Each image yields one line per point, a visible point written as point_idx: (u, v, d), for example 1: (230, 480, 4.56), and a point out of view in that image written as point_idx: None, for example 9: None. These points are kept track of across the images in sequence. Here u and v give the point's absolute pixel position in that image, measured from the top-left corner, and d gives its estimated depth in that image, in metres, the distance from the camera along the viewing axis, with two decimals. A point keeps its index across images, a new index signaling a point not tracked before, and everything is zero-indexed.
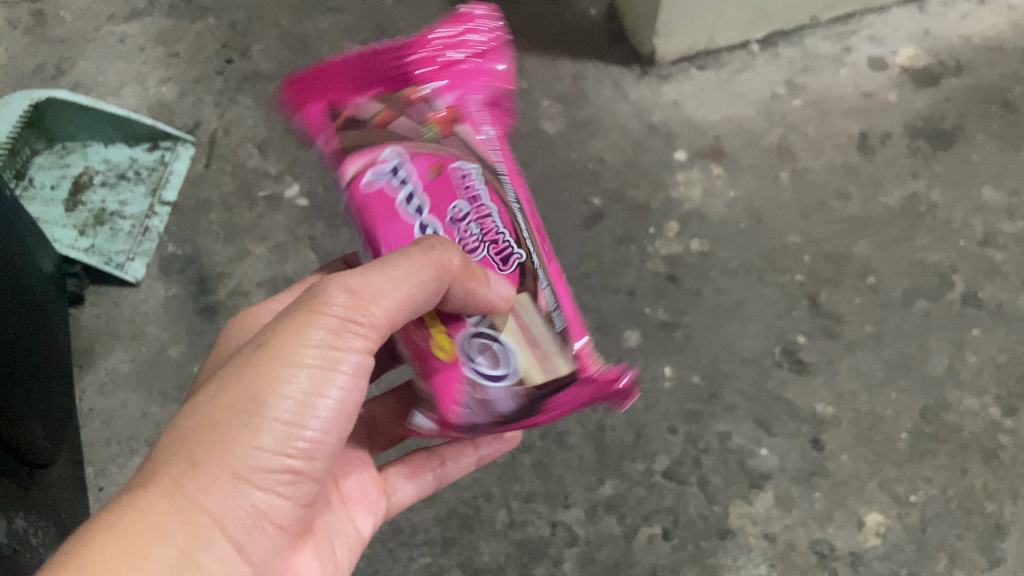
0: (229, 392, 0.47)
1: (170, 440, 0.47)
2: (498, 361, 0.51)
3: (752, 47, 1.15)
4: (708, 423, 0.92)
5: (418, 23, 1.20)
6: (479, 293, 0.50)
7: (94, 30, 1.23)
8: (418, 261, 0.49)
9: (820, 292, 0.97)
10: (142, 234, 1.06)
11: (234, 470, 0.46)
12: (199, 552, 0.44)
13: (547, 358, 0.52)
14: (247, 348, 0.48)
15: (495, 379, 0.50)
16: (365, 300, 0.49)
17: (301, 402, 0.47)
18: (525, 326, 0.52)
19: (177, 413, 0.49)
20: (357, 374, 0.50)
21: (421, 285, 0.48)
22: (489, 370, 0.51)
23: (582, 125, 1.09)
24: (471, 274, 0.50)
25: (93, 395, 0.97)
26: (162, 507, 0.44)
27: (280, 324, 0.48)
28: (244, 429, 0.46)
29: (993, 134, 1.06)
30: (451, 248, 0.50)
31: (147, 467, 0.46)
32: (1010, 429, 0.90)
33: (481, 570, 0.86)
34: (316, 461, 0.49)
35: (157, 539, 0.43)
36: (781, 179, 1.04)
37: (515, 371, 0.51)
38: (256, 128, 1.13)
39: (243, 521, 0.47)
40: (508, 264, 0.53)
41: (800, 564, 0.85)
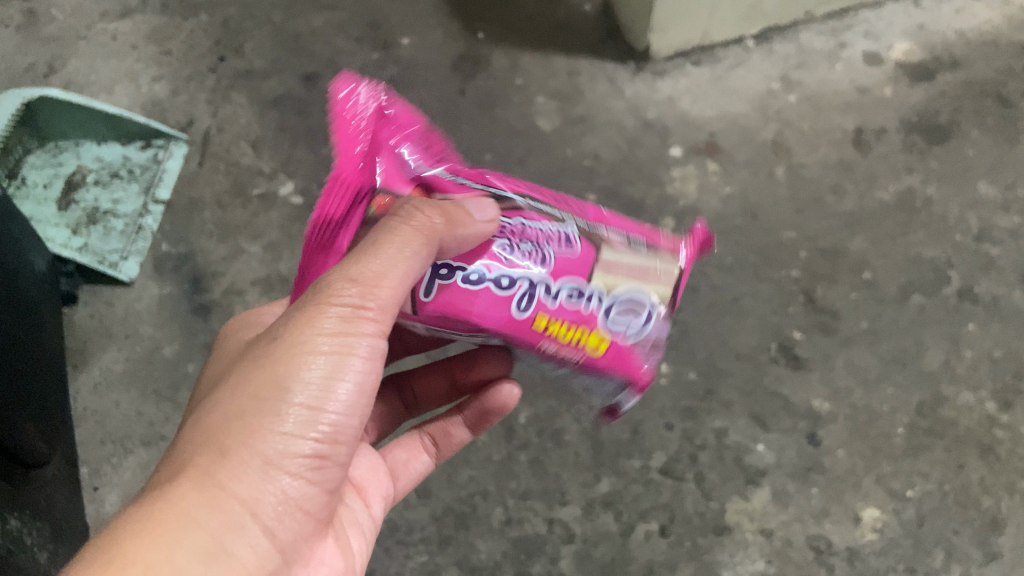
0: (252, 382, 0.48)
1: (196, 433, 0.48)
2: (641, 306, 0.57)
3: (747, 42, 1.14)
4: (704, 419, 0.91)
5: (412, 20, 1.20)
6: (465, 239, 0.52)
7: (86, 28, 1.22)
8: (405, 234, 0.49)
9: (816, 288, 0.97)
10: (136, 233, 1.05)
11: (262, 456, 0.47)
12: (231, 538, 0.46)
13: (657, 278, 0.59)
14: (264, 341, 0.50)
15: (646, 322, 0.58)
16: (372, 285, 0.48)
17: (322, 387, 0.49)
18: (618, 268, 0.57)
19: (200, 406, 0.50)
20: (372, 358, 0.50)
21: (414, 255, 0.49)
22: (641, 319, 0.57)
23: (577, 122, 1.09)
24: (452, 222, 0.51)
25: (87, 394, 0.97)
26: (192, 496, 0.45)
27: (293, 313, 0.49)
28: (269, 417, 0.47)
29: (988, 129, 1.06)
30: (423, 206, 0.51)
31: (174, 461, 0.48)
32: (1006, 423, 0.90)
33: (478, 567, 0.86)
34: (341, 443, 0.50)
35: (189, 530, 0.44)
36: (776, 175, 1.04)
37: (653, 305, 0.58)
38: (250, 126, 1.13)
39: (276, 507, 0.48)
40: (571, 241, 0.56)
41: (797, 560, 0.85)
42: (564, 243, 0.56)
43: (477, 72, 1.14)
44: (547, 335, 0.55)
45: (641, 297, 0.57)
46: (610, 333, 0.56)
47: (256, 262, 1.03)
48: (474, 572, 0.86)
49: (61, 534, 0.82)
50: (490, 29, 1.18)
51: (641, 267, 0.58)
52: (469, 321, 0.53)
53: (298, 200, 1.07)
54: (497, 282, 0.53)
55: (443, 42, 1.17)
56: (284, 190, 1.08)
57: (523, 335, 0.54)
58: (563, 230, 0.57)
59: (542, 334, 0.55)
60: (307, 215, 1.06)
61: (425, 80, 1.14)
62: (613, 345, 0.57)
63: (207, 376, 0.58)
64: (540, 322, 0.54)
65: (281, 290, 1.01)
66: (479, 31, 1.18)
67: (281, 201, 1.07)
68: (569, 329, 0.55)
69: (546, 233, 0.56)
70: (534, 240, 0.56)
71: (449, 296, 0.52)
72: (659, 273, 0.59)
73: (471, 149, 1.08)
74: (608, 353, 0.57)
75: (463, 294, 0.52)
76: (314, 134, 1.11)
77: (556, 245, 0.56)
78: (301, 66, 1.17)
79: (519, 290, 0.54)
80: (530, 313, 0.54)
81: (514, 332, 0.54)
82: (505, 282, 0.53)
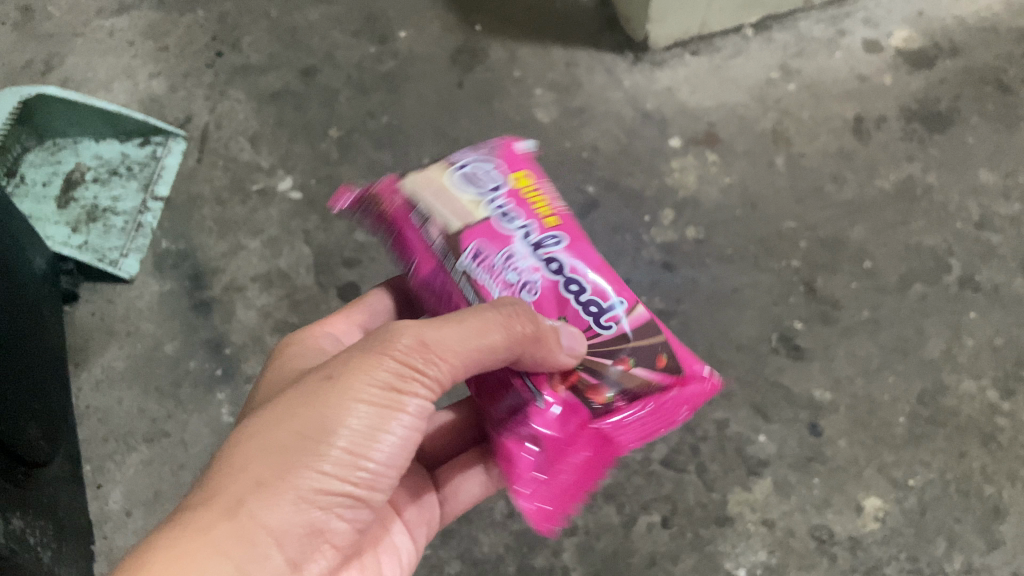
0: (296, 418, 0.48)
1: (232, 460, 0.48)
2: (473, 169, 0.67)
3: (746, 31, 1.14)
4: (705, 410, 0.91)
5: (409, 13, 1.19)
6: (551, 358, 0.55)
7: (83, 25, 1.21)
8: (488, 318, 0.53)
9: (817, 278, 0.97)
10: (136, 230, 1.05)
11: (299, 492, 0.47)
12: (256, 569, 0.45)
13: (421, 179, 0.67)
14: (313, 379, 0.50)
15: (461, 158, 0.68)
16: (433, 349, 0.51)
17: (365, 435, 0.49)
18: (456, 198, 0.65)
19: (236, 432, 0.49)
20: (419, 417, 0.51)
21: (486, 344, 0.52)
22: (470, 167, 0.67)
23: (575, 114, 1.09)
24: (545, 339, 0.54)
25: (89, 392, 0.97)
26: (224, 523, 0.45)
27: (349, 359, 0.50)
28: (310, 455, 0.47)
29: (988, 116, 1.06)
30: (518, 309, 0.55)
31: (208, 484, 0.47)
32: (1008, 411, 0.90)
33: (481, 561, 0.87)
34: (373, 491, 0.51)
35: (217, 558, 0.44)
36: (776, 165, 1.04)
37: (455, 168, 0.67)
38: (247, 122, 1.12)
39: (302, 539, 0.47)
40: (489, 254, 0.62)
41: (799, 550, 0.86)
42: (485, 256, 0.62)
43: (475, 65, 1.14)
44: (546, 214, 0.65)
45: (462, 176, 0.67)
46: (511, 181, 0.66)
47: (256, 258, 1.03)
48: (477, 566, 0.87)
49: (64, 532, 0.82)
50: (486, 22, 1.17)
51: (454, 196, 0.65)
52: (601, 264, 0.64)
53: (296, 196, 1.07)
54: (571, 277, 0.62)
55: (440, 35, 1.17)
56: (283, 185, 1.07)
57: (575, 232, 0.65)
58: (467, 265, 0.62)
59: (558, 218, 0.65)
60: (306, 210, 1.06)
61: (424, 73, 1.14)
62: (522, 172, 0.68)
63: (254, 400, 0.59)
64: (551, 221, 0.65)
65: (281, 285, 1.02)
66: (476, 23, 1.17)
67: (280, 196, 1.07)
68: (532, 204, 0.65)
69: (493, 274, 0.61)
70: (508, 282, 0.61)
71: (597, 288, 0.62)
72: (441, 184, 0.66)
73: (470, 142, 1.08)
74: (526, 173, 0.68)
75: (597, 287, 0.62)
76: (312, 129, 1.11)
77: (491, 255, 0.62)
78: (298, 61, 1.16)
79: (550, 253, 0.62)
80: (557, 232, 0.64)
81: (575, 236, 0.64)
82: (556, 265, 0.62)
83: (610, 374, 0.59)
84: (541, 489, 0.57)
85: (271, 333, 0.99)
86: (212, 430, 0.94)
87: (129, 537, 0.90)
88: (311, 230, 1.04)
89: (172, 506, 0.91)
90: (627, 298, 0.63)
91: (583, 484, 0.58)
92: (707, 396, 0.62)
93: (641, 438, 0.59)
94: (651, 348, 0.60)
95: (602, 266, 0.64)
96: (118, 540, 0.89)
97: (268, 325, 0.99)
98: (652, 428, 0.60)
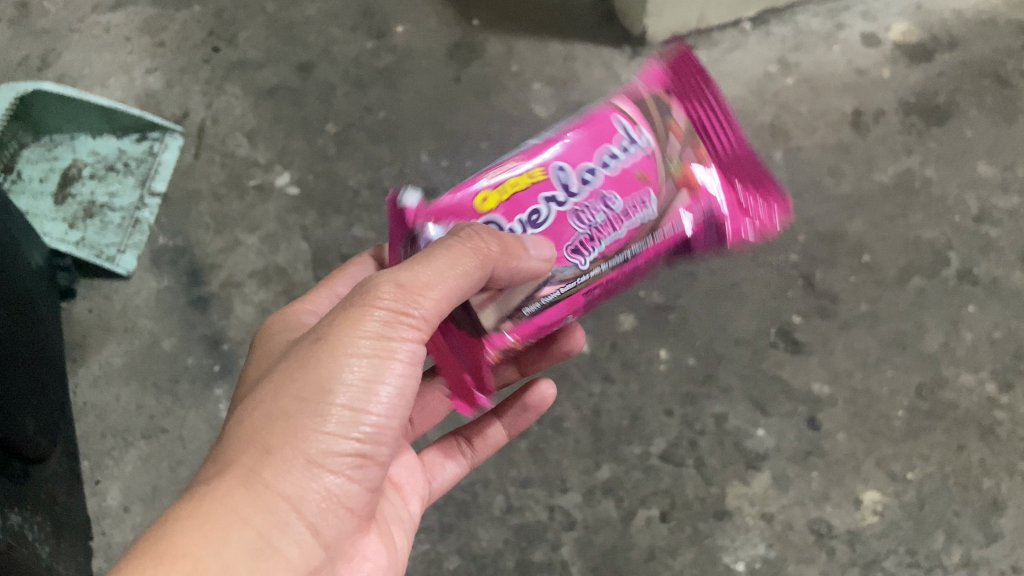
0: (295, 383, 0.48)
1: (241, 431, 0.49)
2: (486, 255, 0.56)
3: (744, 25, 1.13)
4: (704, 405, 0.91)
5: (406, 8, 1.19)
6: (521, 267, 0.54)
7: (78, 21, 1.21)
8: (460, 248, 0.50)
9: (815, 272, 0.97)
10: (132, 226, 1.05)
11: (306, 457, 0.48)
12: (276, 535, 0.46)
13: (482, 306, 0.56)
14: (307, 342, 0.50)
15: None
16: (415, 291, 0.49)
17: (363, 389, 0.49)
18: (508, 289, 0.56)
19: (242, 406, 0.50)
20: (413, 362, 0.51)
21: (466, 273, 0.50)
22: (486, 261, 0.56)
23: (572, 108, 1.08)
24: (508, 253, 0.52)
25: (86, 388, 0.96)
26: (240, 493, 0.46)
27: (337, 317, 0.50)
28: (312, 417, 0.48)
29: (986, 109, 1.06)
30: (485, 233, 0.52)
31: (220, 457, 0.48)
32: (1006, 404, 0.90)
33: (480, 555, 0.87)
34: (382, 445, 0.51)
35: (237, 525, 0.45)
36: (774, 159, 1.04)
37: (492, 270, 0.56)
38: (245, 117, 1.12)
39: (320, 505, 0.49)
40: (583, 249, 0.58)
41: (797, 544, 0.86)
42: (580, 246, 0.58)
43: (472, 59, 1.13)
44: (527, 175, 0.60)
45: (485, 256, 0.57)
46: (490, 214, 0.58)
47: (253, 254, 1.03)
48: (476, 560, 0.87)
49: (61, 528, 0.82)
50: (484, 16, 1.17)
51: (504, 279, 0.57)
52: (577, 133, 0.62)
53: (294, 191, 1.06)
54: (605, 158, 0.61)
55: (438, 29, 1.16)
56: (280, 181, 1.07)
57: (544, 152, 0.61)
58: (580, 265, 0.58)
59: (532, 168, 0.60)
60: (304, 206, 1.06)
61: (421, 68, 1.14)
62: (475, 203, 0.59)
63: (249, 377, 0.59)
64: (539, 174, 0.60)
65: (279, 281, 1.01)
66: (473, 18, 1.17)
67: (277, 192, 1.07)
68: (506, 184, 0.59)
69: (597, 244, 0.58)
70: (602, 223, 0.59)
71: (604, 136, 0.62)
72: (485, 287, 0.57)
73: (468, 136, 1.08)
74: (470, 194, 0.59)
75: (603, 135, 0.62)
76: (309, 124, 1.11)
77: (572, 243, 0.58)
78: (295, 57, 1.16)
79: (579, 181, 0.60)
80: (550, 178, 0.60)
81: (547, 152, 0.61)
82: (589, 174, 0.60)
83: (683, 143, 0.62)
84: (732, 189, 0.63)
85: None
86: (210, 426, 0.94)
87: (128, 533, 0.90)
88: (309, 225, 1.04)
89: (172, 502, 0.91)
90: (608, 123, 0.63)
91: (740, 141, 0.64)
92: (694, 56, 0.65)
93: (725, 115, 0.64)
94: (670, 118, 0.63)
95: (584, 135, 0.62)
96: (117, 536, 0.89)
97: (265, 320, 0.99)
98: (714, 99, 0.64)
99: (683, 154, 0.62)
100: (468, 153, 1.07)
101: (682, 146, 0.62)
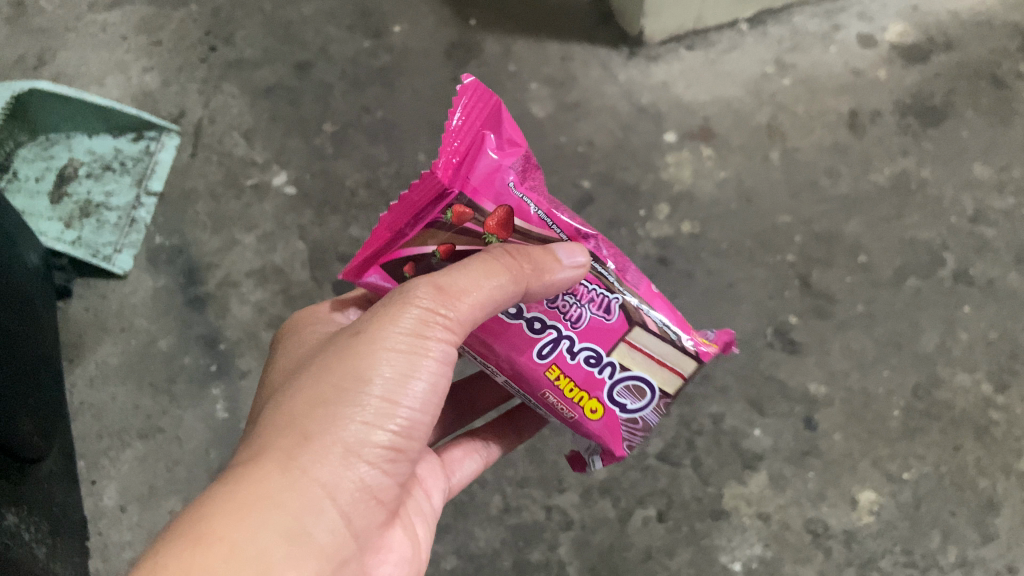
0: (334, 374, 0.49)
1: (279, 419, 0.49)
2: (641, 390, 0.56)
3: (741, 26, 1.13)
4: (701, 404, 0.91)
5: (403, 7, 1.19)
6: (553, 281, 0.52)
7: (75, 19, 1.21)
8: (493, 261, 0.51)
9: (811, 272, 0.97)
10: (129, 225, 1.05)
11: (343, 445, 0.48)
12: (313, 523, 0.46)
13: (672, 371, 0.55)
14: (347, 336, 0.51)
15: (642, 410, 0.56)
16: (451, 294, 0.50)
17: (398, 380, 0.49)
18: (647, 351, 0.55)
19: (278, 398, 0.51)
20: (447, 361, 0.51)
21: (500, 285, 0.50)
22: (637, 385, 0.55)
23: (570, 108, 1.09)
24: (541, 267, 0.51)
25: (83, 388, 0.96)
26: (277, 477, 0.46)
27: (376, 312, 0.51)
28: (349, 406, 0.48)
29: (982, 110, 1.06)
30: (516, 250, 0.53)
31: (257, 444, 0.49)
32: (1002, 405, 0.90)
33: (477, 555, 0.87)
34: (413, 440, 0.51)
35: (273, 508, 0.45)
36: (771, 159, 1.04)
37: (650, 379, 0.55)
38: (242, 116, 1.12)
39: (353, 496, 0.48)
40: (611, 312, 0.55)
41: (794, 543, 0.86)
42: (596, 321, 0.55)
43: (469, 59, 1.13)
44: (552, 386, 0.56)
45: (649, 383, 0.55)
46: (605, 402, 0.56)
47: (250, 253, 1.03)
48: (473, 560, 0.87)
49: (58, 529, 0.82)
50: (481, 16, 1.17)
51: (664, 356, 0.55)
52: (492, 347, 0.57)
53: (292, 190, 1.06)
54: (526, 323, 0.56)
55: (435, 29, 1.16)
56: (278, 180, 1.07)
57: (528, 377, 0.56)
58: (609, 296, 0.56)
59: (548, 382, 0.56)
60: (301, 205, 1.05)
61: (418, 68, 1.13)
62: (603, 414, 0.56)
63: (278, 365, 0.58)
64: (552, 372, 0.55)
65: (276, 280, 1.01)
66: (471, 17, 1.17)
67: (275, 191, 1.06)
68: (574, 403, 0.56)
69: (591, 293, 0.56)
70: (578, 296, 0.56)
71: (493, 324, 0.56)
72: (681, 369, 0.55)
73: None
74: (600, 419, 0.56)
75: (495, 323, 0.56)
76: (307, 124, 1.11)
77: (595, 308, 0.56)
78: (292, 56, 1.16)
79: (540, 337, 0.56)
80: (544, 360, 0.55)
81: (522, 370, 0.56)
82: (515, 309, 0.56)
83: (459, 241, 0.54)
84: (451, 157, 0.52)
85: (266, 328, 0.98)
86: (207, 426, 0.94)
87: (124, 533, 0.89)
88: (306, 225, 1.04)
89: (169, 502, 0.91)
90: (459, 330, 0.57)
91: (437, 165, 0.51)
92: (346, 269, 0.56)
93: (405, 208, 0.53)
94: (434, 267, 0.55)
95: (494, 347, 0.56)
96: (113, 536, 0.89)
97: (263, 320, 0.99)
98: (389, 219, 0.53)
99: (462, 239, 0.54)
100: None
101: (442, 223, 0.54)
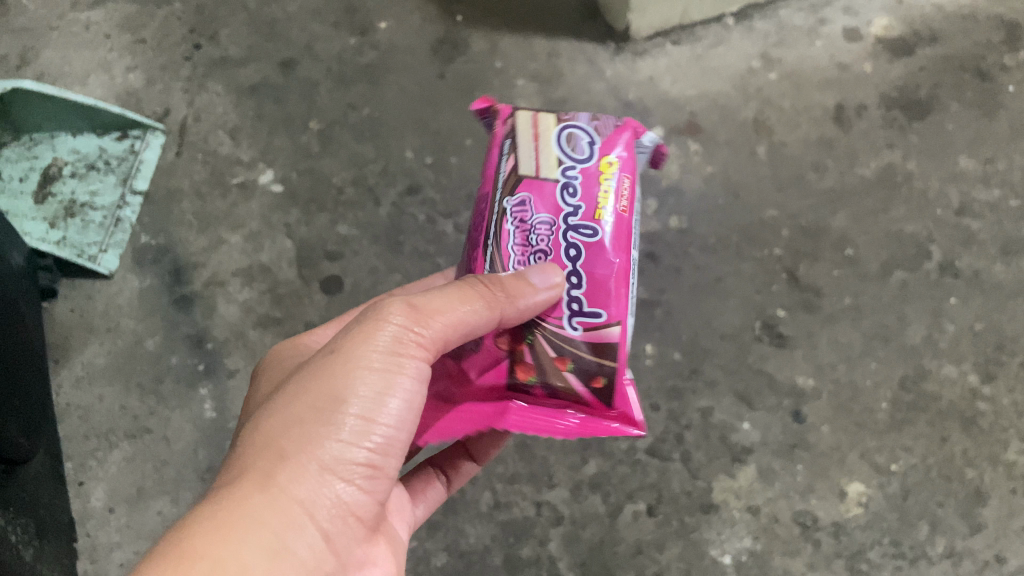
0: (310, 392, 0.50)
1: (257, 438, 0.50)
2: (567, 133, 0.63)
3: (727, 21, 1.14)
4: (690, 399, 0.92)
5: (389, 3, 1.18)
6: (526, 304, 0.56)
7: (58, 18, 1.20)
8: (468, 288, 0.55)
9: (798, 266, 0.97)
10: (114, 225, 1.04)
11: (321, 462, 0.49)
12: (292, 539, 0.47)
13: (529, 121, 0.64)
14: (322, 356, 0.52)
15: (579, 124, 0.63)
16: (425, 316, 0.53)
17: (374, 400, 0.51)
18: (535, 148, 0.62)
19: (257, 416, 0.52)
20: (420, 380, 0.53)
21: (473, 309, 0.54)
22: (572, 137, 0.62)
23: (557, 104, 1.09)
24: (514, 293, 0.55)
25: (69, 389, 0.96)
26: (256, 497, 0.47)
27: (350, 334, 0.53)
28: (326, 426, 0.49)
29: (967, 103, 1.06)
30: (492, 279, 0.57)
31: (236, 464, 0.49)
32: (988, 396, 0.90)
33: (467, 552, 0.87)
34: (390, 457, 0.52)
35: (253, 528, 0.45)
36: (758, 154, 1.04)
37: (554, 127, 0.63)
38: (227, 115, 1.11)
39: (332, 513, 0.49)
40: (522, 201, 0.61)
41: (783, 536, 0.86)
42: (529, 207, 0.61)
43: (456, 55, 1.13)
44: (615, 202, 0.60)
45: (561, 131, 0.63)
46: (598, 153, 0.61)
47: (237, 252, 1.03)
48: (464, 557, 0.87)
49: (45, 532, 0.82)
50: (468, 12, 1.16)
51: (532, 138, 0.63)
52: (608, 271, 0.59)
53: (278, 189, 1.06)
54: (577, 258, 0.59)
55: (420, 26, 1.16)
56: (264, 178, 1.07)
57: (621, 224, 0.59)
58: (511, 211, 0.61)
59: (614, 208, 0.60)
60: (288, 204, 1.05)
61: (404, 65, 1.13)
62: (608, 152, 0.61)
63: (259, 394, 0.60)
64: (602, 211, 0.59)
65: (263, 278, 1.01)
66: (457, 14, 1.16)
67: (261, 189, 1.06)
68: (607, 184, 0.60)
69: (522, 233, 0.60)
70: (530, 238, 0.60)
71: (586, 289, 0.59)
72: (533, 118, 0.64)
73: (452, 133, 1.07)
74: (615, 152, 0.61)
75: (594, 288, 0.59)
76: (292, 122, 1.10)
77: (529, 209, 0.60)
78: (278, 53, 1.15)
79: (575, 237, 0.59)
80: (597, 223, 0.59)
81: (618, 234, 0.59)
82: (577, 279, 0.59)
83: (553, 353, 0.59)
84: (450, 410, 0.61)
85: (254, 328, 0.98)
86: (194, 426, 0.94)
87: (113, 534, 0.89)
88: (293, 223, 1.04)
89: (158, 503, 0.90)
90: (610, 310, 0.58)
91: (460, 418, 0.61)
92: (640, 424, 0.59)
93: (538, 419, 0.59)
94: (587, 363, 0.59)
95: (603, 275, 0.59)
96: (102, 537, 0.89)
97: (250, 319, 0.99)
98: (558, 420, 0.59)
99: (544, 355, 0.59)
100: (454, 150, 1.06)
101: (542, 373, 0.59)
